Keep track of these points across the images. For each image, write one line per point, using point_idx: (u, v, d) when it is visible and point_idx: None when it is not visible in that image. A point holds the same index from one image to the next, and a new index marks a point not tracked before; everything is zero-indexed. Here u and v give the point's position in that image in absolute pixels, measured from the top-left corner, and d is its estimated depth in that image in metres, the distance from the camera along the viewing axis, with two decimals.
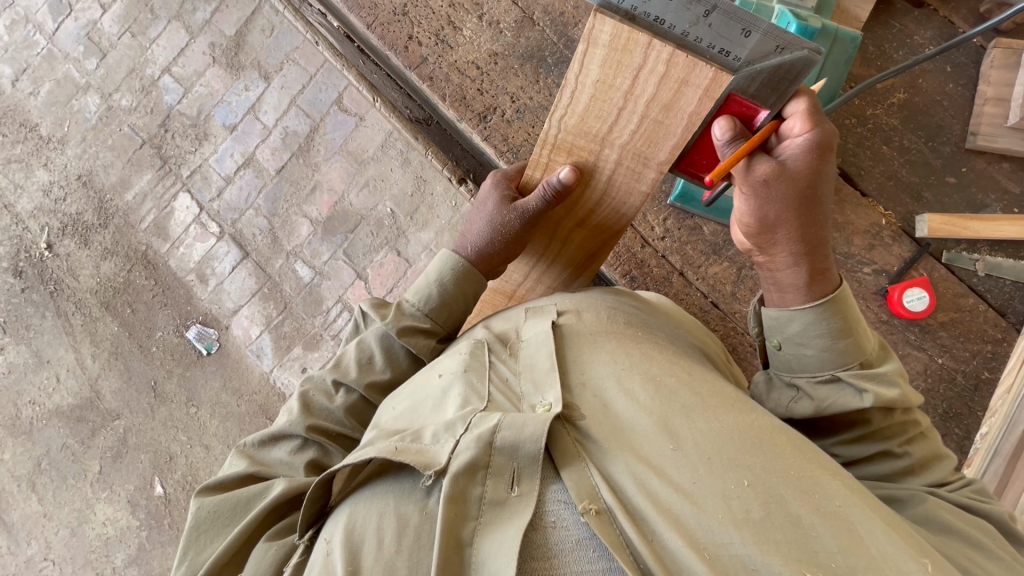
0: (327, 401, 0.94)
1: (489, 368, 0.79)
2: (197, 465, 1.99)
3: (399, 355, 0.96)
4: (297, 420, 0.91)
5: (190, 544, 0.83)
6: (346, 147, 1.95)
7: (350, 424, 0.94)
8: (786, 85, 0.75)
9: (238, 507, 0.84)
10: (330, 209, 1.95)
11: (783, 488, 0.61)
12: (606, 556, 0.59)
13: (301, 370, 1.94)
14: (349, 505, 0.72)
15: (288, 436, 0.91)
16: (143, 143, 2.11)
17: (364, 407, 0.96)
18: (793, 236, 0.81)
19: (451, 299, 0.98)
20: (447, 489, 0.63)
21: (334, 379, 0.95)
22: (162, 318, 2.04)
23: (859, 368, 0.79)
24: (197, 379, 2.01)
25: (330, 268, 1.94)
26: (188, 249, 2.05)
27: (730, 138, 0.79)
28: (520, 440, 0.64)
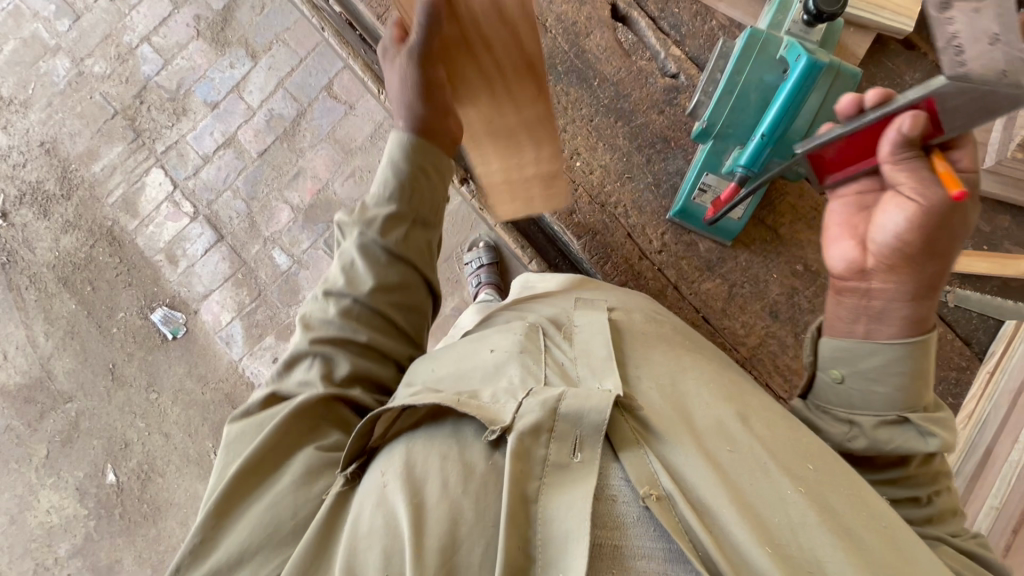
0: (323, 314, 0.86)
1: (544, 352, 0.79)
2: (155, 454, 1.91)
3: (379, 258, 0.86)
4: (300, 339, 0.85)
5: (221, 463, 0.79)
6: (333, 135, 1.91)
7: (347, 325, 0.84)
8: (982, 116, 0.63)
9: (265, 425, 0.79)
10: (313, 197, 1.91)
11: (836, 500, 0.66)
12: (665, 537, 0.61)
13: (272, 360, 1.89)
14: (403, 444, 0.71)
15: (298, 358, 0.85)
16: (115, 113, 2.01)
17: (366, 330, 0.88)
18: (916, 263, 0.75)
19: (420, 186, 0.88)
20: (513, 445, 0.63)
21: (323, 292, 0.88)
22: (125, 298, 1.95)
23: (923, 412, 0.79)
24: (160, 364, 1.93)
25: (309, 257, 1.90)
26: (159, 228, 1.97)
27: (913, 137, 0.68)
28: (584, 410, 0.65)
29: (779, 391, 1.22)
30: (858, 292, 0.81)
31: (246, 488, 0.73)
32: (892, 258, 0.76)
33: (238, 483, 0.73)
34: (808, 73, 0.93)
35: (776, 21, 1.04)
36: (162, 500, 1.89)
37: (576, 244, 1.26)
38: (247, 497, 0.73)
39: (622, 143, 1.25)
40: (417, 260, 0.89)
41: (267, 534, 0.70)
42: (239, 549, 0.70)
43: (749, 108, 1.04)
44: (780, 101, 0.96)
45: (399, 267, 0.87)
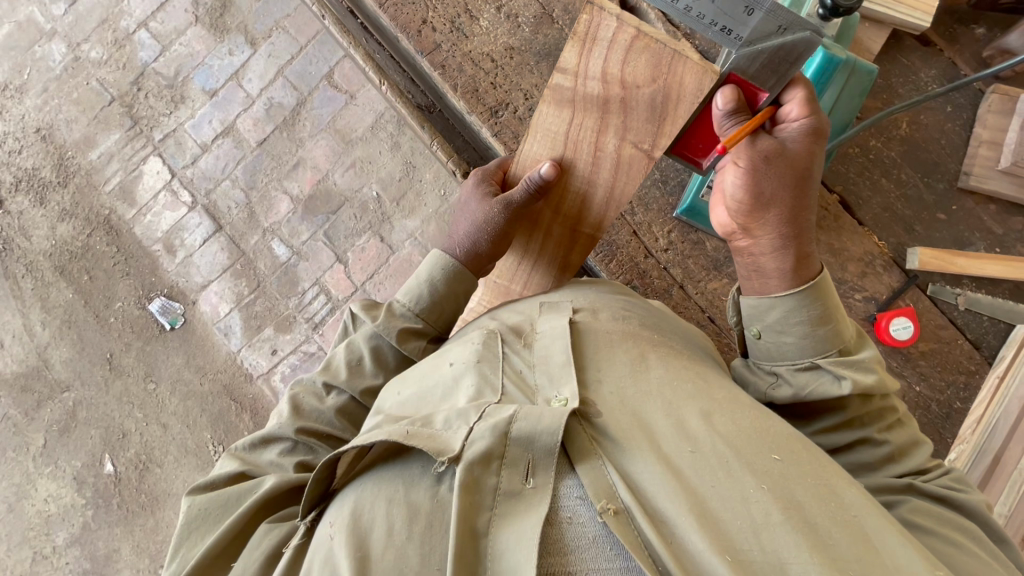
0: (317, 403, 0.92)
1: (502, 360, 0.79)
2: (153, 444, 1.90)
3: (389, 359, 0.95)
4: (286, 424, 0.89)
5: (178, 542, 0.80)
6: (334, 125, 1.89)
7: (340, 425, 0.92)
8: (786, 68, 0.75)
9: (229, 503, 0.81)
10: (313, 188, 1.89)
11: (802, 495, 0.63)
12: (623, 555, 0.60)
13: (270, 352, 1.87)
14: (353, 492, 0.70)
15: (277, 439, 0.89)
16: (112, 100, 1.97)
17: (356, 409, 0.94)
18: (783, 218, 0.84)
19: (442, 300, 0.98)
20: (461, 477, 0.63)
21: (324, 382, 0.93)
22: (122, 288, 1.93)
23: (836, 355, 0.82)
24: (158, 355, 1.91)
25: (308, 249, 1.88)
26: (156, 217, 1.94)
27: (731, 109, 0.80)
28: (536, 432, 0.65)
29: None
30: (742, 253, 0.90)
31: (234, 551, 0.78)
32: (759, 211, 0.85)
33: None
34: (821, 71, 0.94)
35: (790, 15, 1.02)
36: (160, 490, 1.88)
37: None
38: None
39: None
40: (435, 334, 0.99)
41: None
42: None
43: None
44: None
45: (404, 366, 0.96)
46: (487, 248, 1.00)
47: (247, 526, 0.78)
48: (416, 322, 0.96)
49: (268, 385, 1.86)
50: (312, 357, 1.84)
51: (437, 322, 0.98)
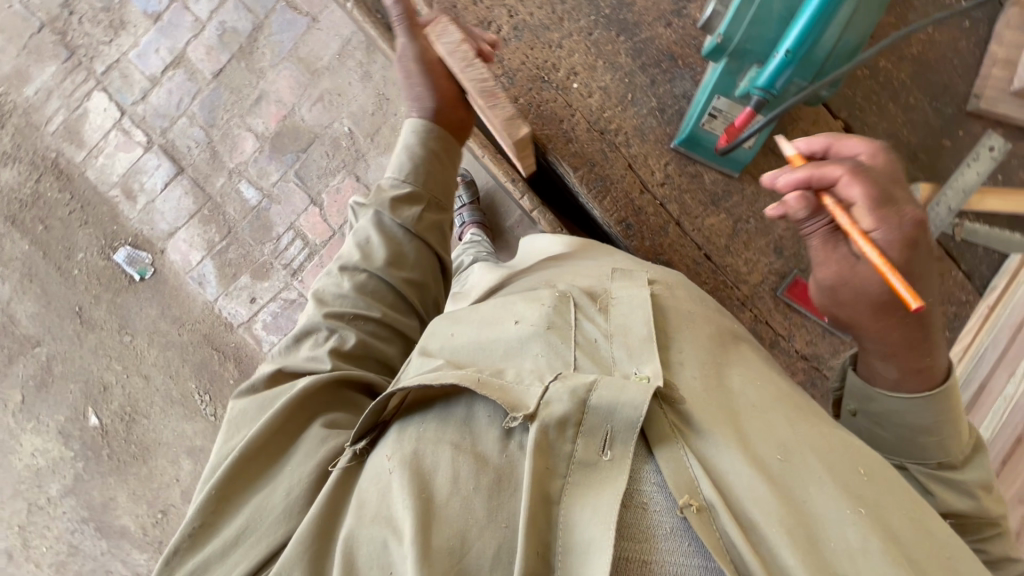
0: (337, 288, 0.90)
1: (574, 328, 0.75)
2: (137, 396, 1.87)
3: (396, 233, 0.94)
4: (313, 312, 0.89)
5: (226, 442, 0.79)
6: (297, 53, 1.73)
7: (362, 303, 0.90)
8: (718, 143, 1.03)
9: (266, 404, 0.80)
10: (279, 124, 1.75)
11: (897, 529, 0.62)
12: (703, 554, 0.57)
13: (249, 300, 1.82)
14: (397, 435, 0.69)
15: (310, 332, 0.87)
16: (42, 26, 1.76)
17: (378, 283, 0.92)
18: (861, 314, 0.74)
19: (429, 170, 0.97)
20: (534, 436, 0.60)
21: (339, 267, 0.93)
22: (83, 238, 1.82)
23: (934, 466, 0.81)
24: (130, 306, 1.84)
25: (280, 191, 1.77)
26: (110, 160, 1.80)
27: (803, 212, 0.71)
28: (617, 404, 0.61)
29: (777, 329, 1.18)
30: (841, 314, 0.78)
31: (268, 459, 0.75)
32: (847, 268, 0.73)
33: (231, 473, 0.72)
34: None
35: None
36: (150, 440, 1.88)
37: (573, 177, 1.15)
38: (244, 487, 0.73)
39: (624, 62, 1.15)
40: (439, 198, 0.99)
41: (277, 510, 0.70)
42: (245, 522, 0.70)
43: (770, 22, 0.85)
44: (803, 20, 0.79)
45: (414, 241, 0.95)
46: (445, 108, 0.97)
47: (288, 428, 0.77)
48: (410, 189, 0.96)
49: (251, 333, 1.82)
50: (293, 304, 1.80)
51: (433, 191, 0.98)
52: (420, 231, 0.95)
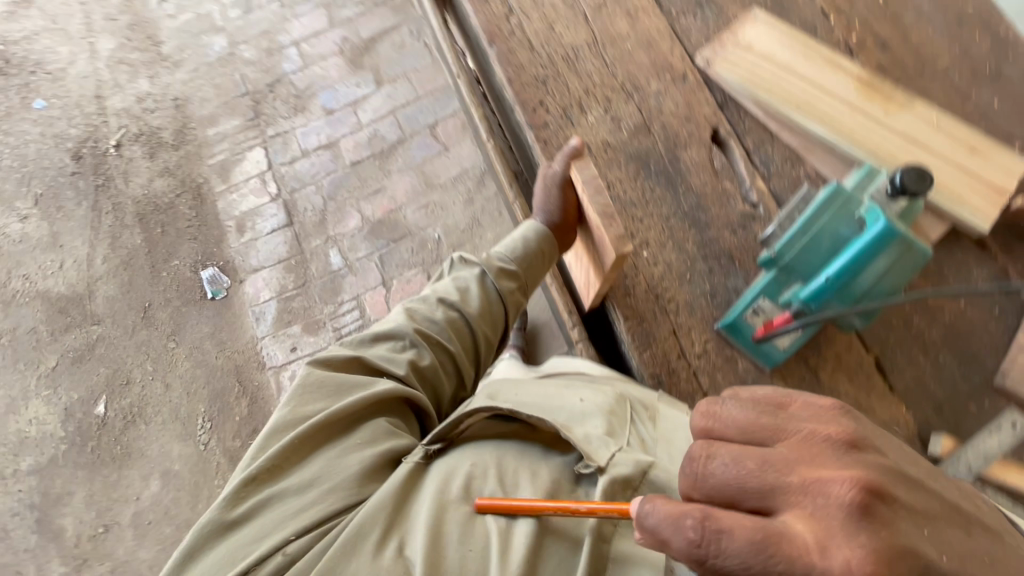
0: (429, 314, 0.97)
1: (630, 424, 0.84)
2: (149, 400, 1.93)
3: (492, 293, 1.03)
4: (402, 323, 0.94)
5: (298, 401, 0.80)
6: (422, 167, 2.08)
7: (446, 336, 0.97)
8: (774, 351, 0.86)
9: (343, 387, 0.83)
10: (384, 214, 2.04)
11: None
12: None
13: (290, 348, 1.94)
14: (468, 449, 0.77)
15: (393, 337, 0.93)
16: (246, 93, 2.24)
17: (463, 328, 0.99)
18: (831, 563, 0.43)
19: (537, 259, 1.07)
20: (605, 486, 0.70)
21: (437, 297, 1.00)
22: (186, 250, 2.07)
23: None
24: (190, 318, 2.00)
25: (360, 266, 1.99)
26: (240, 198, 2.12)
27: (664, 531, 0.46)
28: (671, 486, 0.72)
29: None
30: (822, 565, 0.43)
31: (337, 438, 0.77)
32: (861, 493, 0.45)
33: (306, 435, 0.75)
34: (880, 237, 0.76)
35: (861, 184, 0.88)
36: (135, 448, 1.89)
37: None
38: (309, 453, 0.75)
39: None
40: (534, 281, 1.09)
41: (340, 485, 0.72)
42: (307, 485, 0.72)
43: (820, 251, 0.83)
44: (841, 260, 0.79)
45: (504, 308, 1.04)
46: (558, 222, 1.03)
47: (361, 417, 0.81)
48: (516, 267, 1.05)
49: (276, 378, 1.91)
50: None
51: (532, 273, 1.07)
52: (511, 301, 1.05)
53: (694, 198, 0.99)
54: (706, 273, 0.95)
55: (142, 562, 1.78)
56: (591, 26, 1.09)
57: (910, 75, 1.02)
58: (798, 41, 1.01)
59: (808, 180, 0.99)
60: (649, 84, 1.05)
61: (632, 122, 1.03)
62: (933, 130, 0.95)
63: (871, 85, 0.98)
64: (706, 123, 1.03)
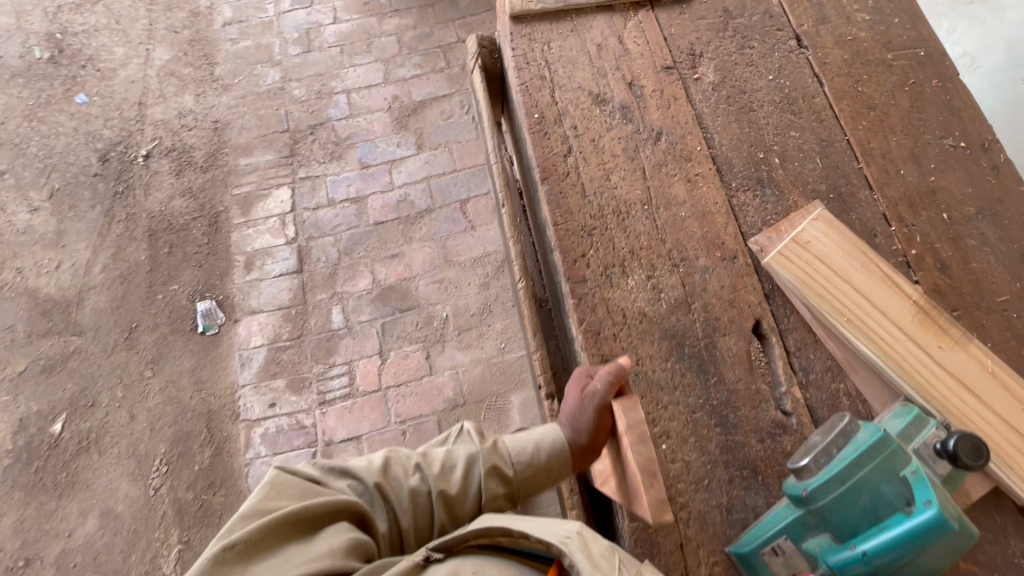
0: (400, 475, 0.86)
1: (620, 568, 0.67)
2: (109, 428, 1.82)
3: (470, 488, 0.87)
4: (371, 471, 0.85)
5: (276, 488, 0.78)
6: (444, 241, 2.04)
7: (405, 508, 0.84)
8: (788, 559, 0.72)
9: (314, 493, 0.80)
10: (396, 281, 1.98)
11: None
12: None
13: (268, 402, 1.84)
14: (472, 559, 0.73)
15: (357, 482, 0.84)
16: (286, 130, 2.21)
17: (425, 509, 0.85)
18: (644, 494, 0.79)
19: (534, 468, 0.91)
20: None
21: (417, 460, 0.88)
22: (187, 276, 2.01)
23: None
24: (174, 349, 1.91)
25: (360, 330, 1.92)
26: (255, 234, 2.07)
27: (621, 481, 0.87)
28: None
29: None
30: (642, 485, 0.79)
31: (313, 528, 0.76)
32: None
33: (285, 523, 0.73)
34: (931, 526, 0.68)
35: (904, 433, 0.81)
36: (81, 478, 1.77)
37: None
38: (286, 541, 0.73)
39: None
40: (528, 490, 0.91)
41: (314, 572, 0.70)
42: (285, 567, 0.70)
43: (855, 508, 0.75)
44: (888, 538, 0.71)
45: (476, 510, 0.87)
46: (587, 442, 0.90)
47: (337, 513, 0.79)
48: (507, 466, 0.90)
49: (247, 432, 1.81)
50: (301, 429, 1.80)
51: (525, 480, 0.91)
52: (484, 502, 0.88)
53: (725, 393, 0.92)
54: (726, 482, 0.88)
55: None
56: (647, 183, 1.05)
57: (967, 305, 0.97)
58: (858, 249, 0.96)
59: (848, 398, 0.92)
60: (697, 258, 1.00)
61: (673, 294, 0.98)
62: (987, 375, 0.89)
63: (928, 313, 0.93)
64: (750, 311, 0.97)
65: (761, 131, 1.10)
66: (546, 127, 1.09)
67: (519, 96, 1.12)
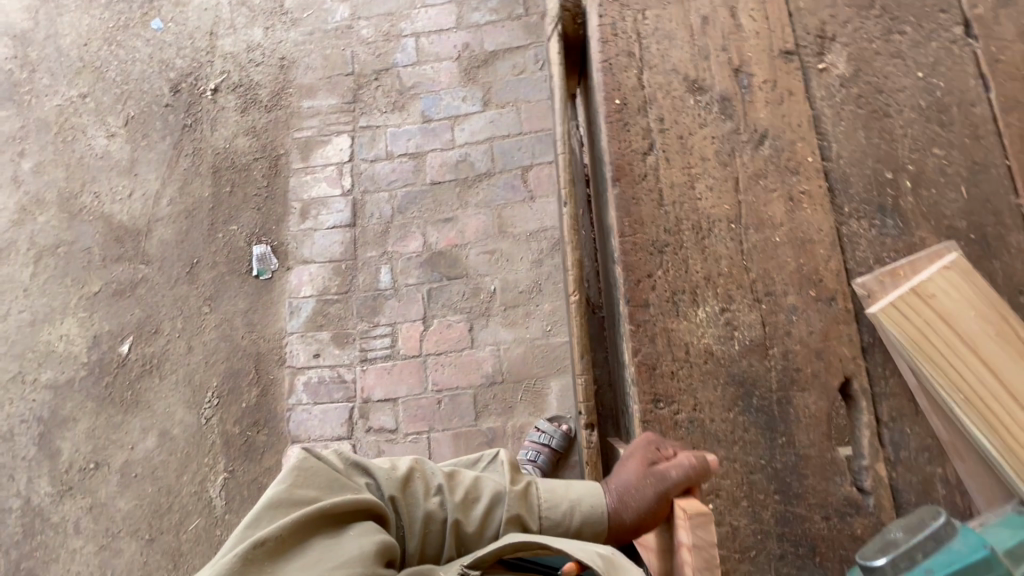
0: (419, 494, 0.80)
1: None
2: (169, 356, 1.93)
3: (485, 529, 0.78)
4: (393, 480, 0.79)
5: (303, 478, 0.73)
6: (501, 209, 1.93)
7: (414, 532, 0.77)
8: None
9: (340, 485, 0.75)
10: (446, 247, 1.91)
11: None
12: None
13: (313, 353, 1.87)
14: None
15: (376, 486, 0.79)
16: (351, 74, 2.12)
17: (433, 539, 0.78)
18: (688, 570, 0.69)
19: (560, 524, 0.80)
20: None
21: (440, 482, 0.81)
22: (246, 217, 2.03)
23: None
24: (230, 288, 1.97)
25: (406, 293, 1.89)
26: (313, 181, 2.04)
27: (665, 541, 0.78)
28: None
29: None
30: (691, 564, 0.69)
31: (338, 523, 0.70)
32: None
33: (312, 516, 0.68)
34: None
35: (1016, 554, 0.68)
36: (144, 398, 1.90)
37: None
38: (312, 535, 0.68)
39: None
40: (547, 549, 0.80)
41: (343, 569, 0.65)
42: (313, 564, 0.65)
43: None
44: None
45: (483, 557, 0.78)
46: (632, 522, 0.78)
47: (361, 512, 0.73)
48: (532, 515, 0.80)
49: (292, 379, 1.86)
50: (342, 384, 1.83)
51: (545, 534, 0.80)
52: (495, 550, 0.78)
53: (792, 457, 0.81)
54: (777, 556, 0.78)
55: (119, 511, 1.81)
56: (739, 197, 0.90)
57: None
58: (994, 309, 0.79)
59: (942, 485, 0.79)
60: (786, 294, 0.86)
61: (749, 334, 0.85)
62: None
63: None
64: (839, 366, 0.83)
65: (893, 145, 0.90)
66: (626, 116, 0.94)
67: (600, 76, 0.96)
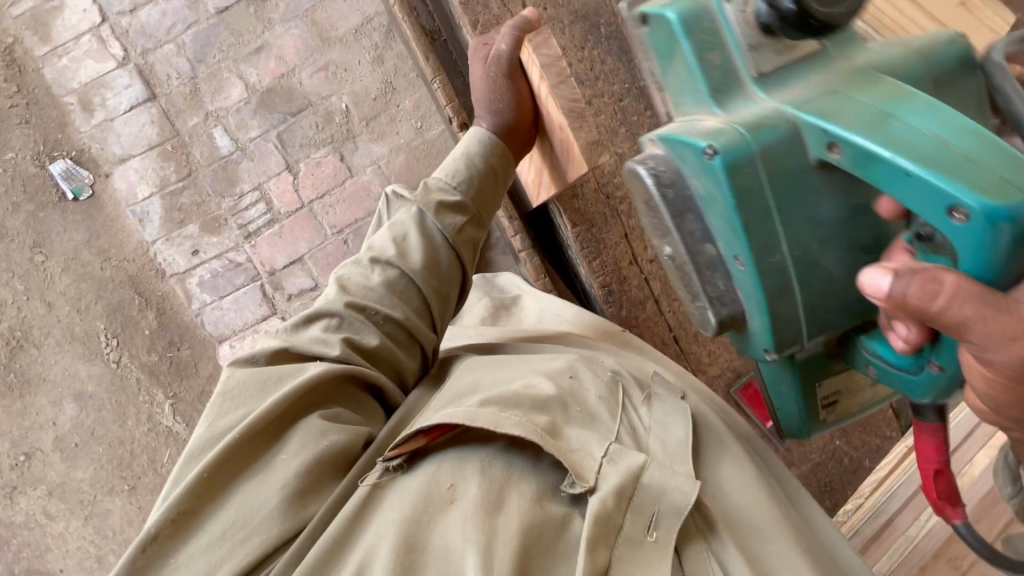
0: (364, 281, 0.85)
1: (623, 409, 0.80)
2: (32, 322, 1.68)
3: (435, 237, 0.89)
4: (332, 297, 0.83)
5: (219, 414, 0.72)
6: (312, 15, 1.66)
7: (388, 303, 0.84)
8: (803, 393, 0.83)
9: (269, 383, 0.75)
10: (273, 81, 1.66)
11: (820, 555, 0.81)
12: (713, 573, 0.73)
13: (190, 251, 1.69)
14: (444, 464, 0.71)
15: (323, 315, 0.82)
16: None
17: (409, 289, 0.86)
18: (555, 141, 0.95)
19: (484, 180, 0.94)
20: (594, 508, 0.65)
21: (369, 259, 0.87)
22: (18, 137, 1.64)
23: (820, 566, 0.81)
24: (53, 225, 1.66)
25: (255, 148, 1.67)
26: (75, 64, 1.65)
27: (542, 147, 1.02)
28: (665, 489, 0.70)
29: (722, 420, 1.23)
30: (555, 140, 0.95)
31: (251, 451, 0.70)
32: (1014, 345, 0.52)
33: (220, 461, 0.68)
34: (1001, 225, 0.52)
35: (711, 80, 0.64)
36: (33, 374, 1.70)
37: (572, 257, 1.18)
38: (225, 479, 0.68)
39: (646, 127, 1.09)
40: (490, 203, 0.95)
41: (257, 511, 0.66)
42: (234, 513, 0.66)
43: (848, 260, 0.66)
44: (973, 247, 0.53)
45: (453, 260, 0.90)
46: (514, 123, 0.94)
47: (283, 416, 0.73)
48: (458, 198, 0.91)
49: (183, 286, 1.70)
50: (238, 267, 1.69)
51: (479, 204, 0.93)
52: (458, 243, 0.90)
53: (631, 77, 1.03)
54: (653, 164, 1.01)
55: (81, 481, 1.70)
56: None
57: None
58: None
59: None
60: None
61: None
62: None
63: None
64: None
65: None
66: None
67: None
